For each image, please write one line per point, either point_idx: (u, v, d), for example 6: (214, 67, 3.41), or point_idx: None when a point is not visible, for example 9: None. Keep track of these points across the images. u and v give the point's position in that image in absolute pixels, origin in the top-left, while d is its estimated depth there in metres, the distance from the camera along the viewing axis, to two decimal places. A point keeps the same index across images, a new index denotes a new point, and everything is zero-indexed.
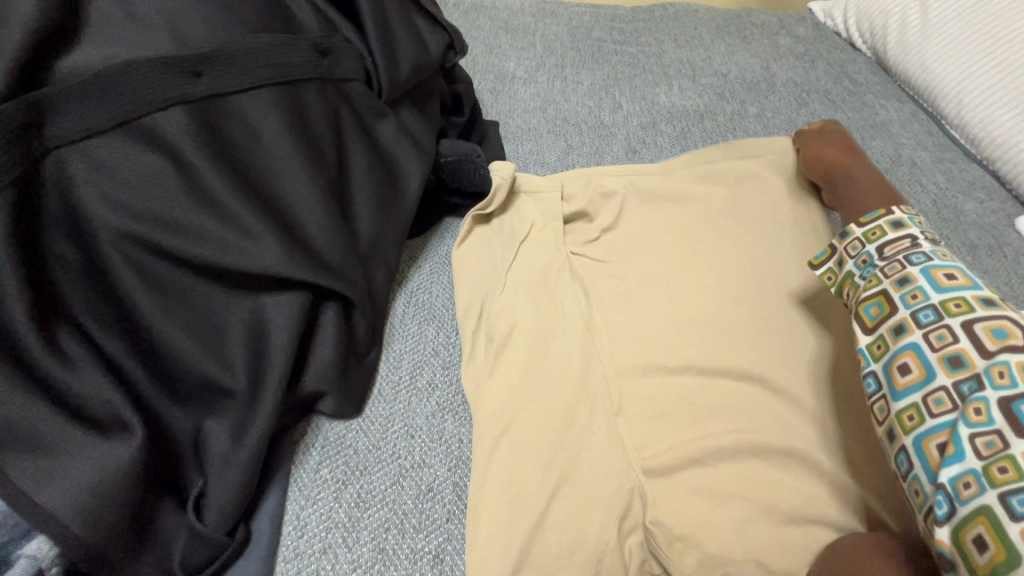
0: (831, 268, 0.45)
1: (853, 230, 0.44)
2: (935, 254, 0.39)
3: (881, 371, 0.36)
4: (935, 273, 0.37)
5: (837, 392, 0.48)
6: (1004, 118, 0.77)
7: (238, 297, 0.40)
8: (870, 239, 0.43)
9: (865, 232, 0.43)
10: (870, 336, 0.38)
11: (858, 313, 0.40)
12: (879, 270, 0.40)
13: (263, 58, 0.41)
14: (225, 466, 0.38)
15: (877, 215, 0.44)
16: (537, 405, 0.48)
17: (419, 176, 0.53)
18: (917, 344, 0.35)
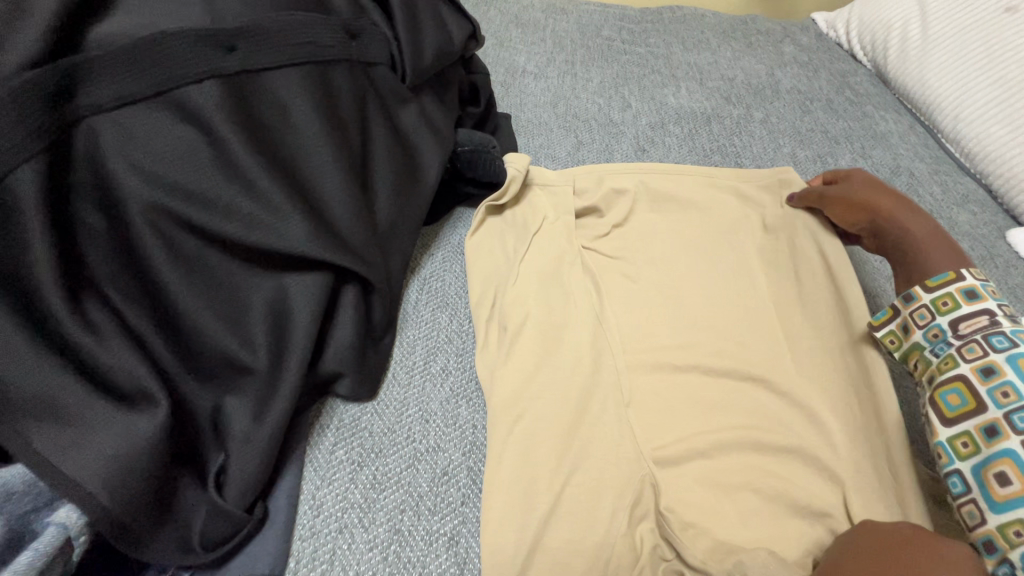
0: (892, 331, 0.46)
1: (919, 295, 0.44)
2: (1015, 336, 0.39)
3: (970, 471, 0.37)
4: (1022, 364, 0.37)
5: (840, 390, 0.50)
6: (998, 134, 0.80)
7: (262, 275, 0.40)
8: (941, 312, 0.43)
9: (935, 300, 0.43)
10: (952, 429, 0.39)
11: (934, 398, 0.41)
12: (956, 351, 0.41)
13: (294, 35, 0.41)
14: (246, 443, 0.37)
15: (945, 279, 0.44)
16: (550, 394, 0.48)
17: (438, 163, 0.54)
18: (1012, 450, 0.35)
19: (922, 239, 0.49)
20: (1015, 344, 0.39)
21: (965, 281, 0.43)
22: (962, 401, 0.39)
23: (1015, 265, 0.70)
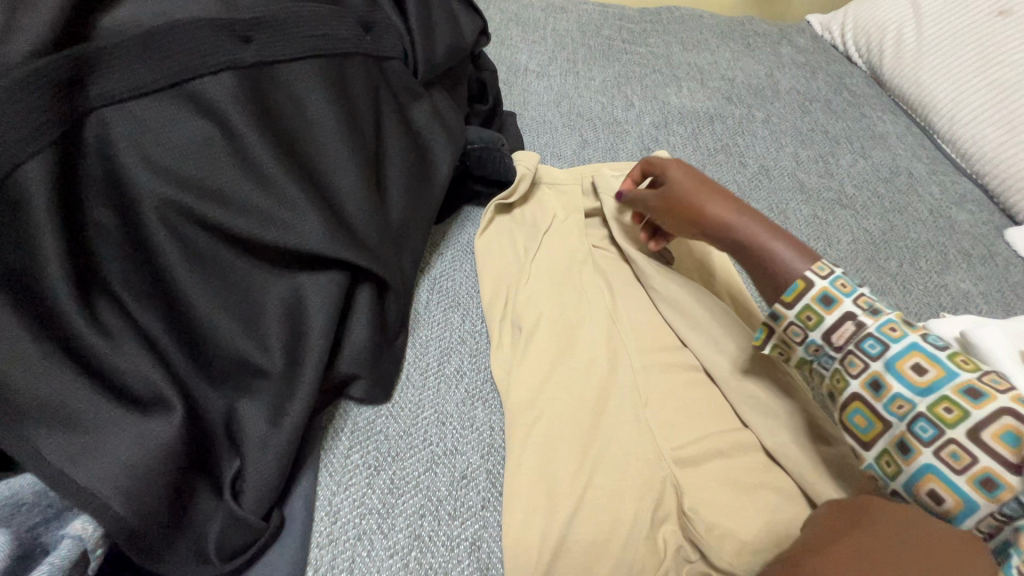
0: (776, 345, 0.43)
1: (784, 312, 0.41)
2: (885, 336, 0.38)
3: (905, 493, 0.36)
4: (906, 371, 0.37)
5: None
6: (993, 134, 0.81)
7: (277, 275, 0.39)
8: (809, 324, 0.40)
9: (798, 314, 0.40)
10: (874, 450, 0.38)
11: (844, 421, 0.39)
12: (843, 366, 0.39)
13: (310, 27, 0.39)
14: (263, 450, 0.36)
15: (799, 291, 0.40)
16: (567, 394, 0.48)
17: (450, 160, 0.53)
18: (933, 465, 0.35)
19: (759, 236, 0.45)
20: (891, 347, 0.37)
21: (818, 285, 0.40)
22: (869, 422, 0.38)
23: (1014, 264, 0.71)
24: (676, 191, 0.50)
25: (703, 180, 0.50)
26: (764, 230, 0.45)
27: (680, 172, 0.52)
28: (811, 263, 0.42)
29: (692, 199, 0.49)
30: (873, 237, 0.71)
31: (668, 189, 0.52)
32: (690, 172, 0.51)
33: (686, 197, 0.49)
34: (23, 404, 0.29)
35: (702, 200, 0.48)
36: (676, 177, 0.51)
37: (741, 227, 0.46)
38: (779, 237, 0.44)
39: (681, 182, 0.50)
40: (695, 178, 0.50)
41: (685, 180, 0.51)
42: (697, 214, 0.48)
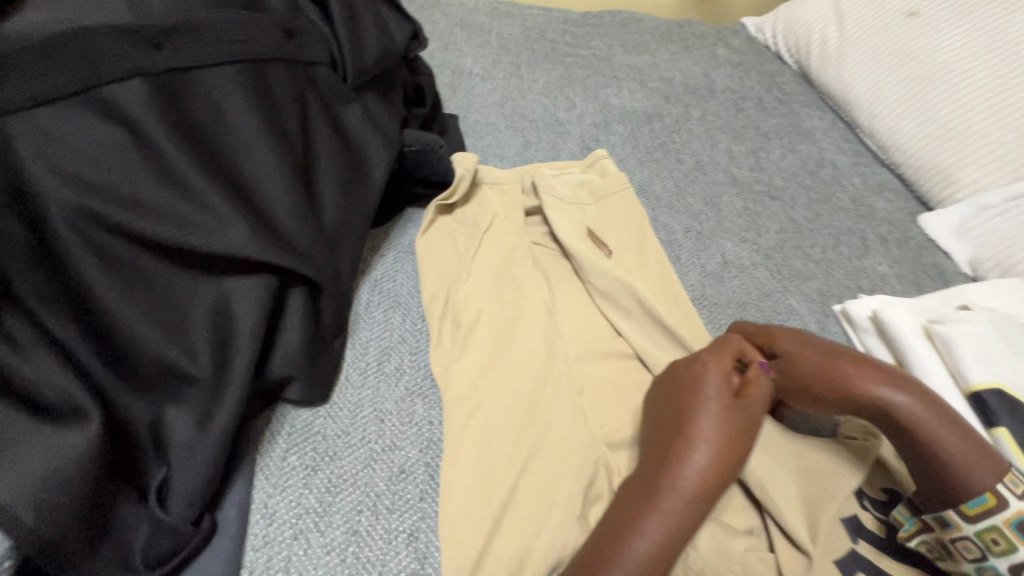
0: (926, 541, 0.42)
1: (961, 523, 0.39)
2: None
3: None
4: None
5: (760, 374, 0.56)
6: (908, 127, 0.87)
7: (202, 281, 0.39)
8: (993, 548, 0.39)
9: (982, 531, 0.39)
10: None
11: None
12: None
13: (228, 34, 0.40)
14: (190, 453, 0.36)
15: (987, 506, 0.39)
16: (505, 386, 0.49)
17: (385, 163, 0.53)
18: None
19: (946, 430, 0.41)
20: None
21: (1013, 506, 0.38)
22: None
23: (926, 247, 0.76)
24: (808, 366, 0.45)
25: (846, 357, 0.45)
26: (943, 424, 0.41)
27: (801, 346, 0.47)
28: (1000, 476, 0.39)
29: (842, 382, 0.44)
30: (799, 226, 0.75)
31: (795, 363, 0.46)
32: (813, 342, 0.47)
33: (827, 378, 0.44)
34: None
35: (838, 381, 0.44)
36: (811, 350, 0.46)
37: (910, 416, 0.42)
38: (958, 435, 0.41)
39: (815, 358, 0.45)
40: (832, 353, 0.45)
41: (814, 353, 0.46)
42: (846, 398, 0.44)
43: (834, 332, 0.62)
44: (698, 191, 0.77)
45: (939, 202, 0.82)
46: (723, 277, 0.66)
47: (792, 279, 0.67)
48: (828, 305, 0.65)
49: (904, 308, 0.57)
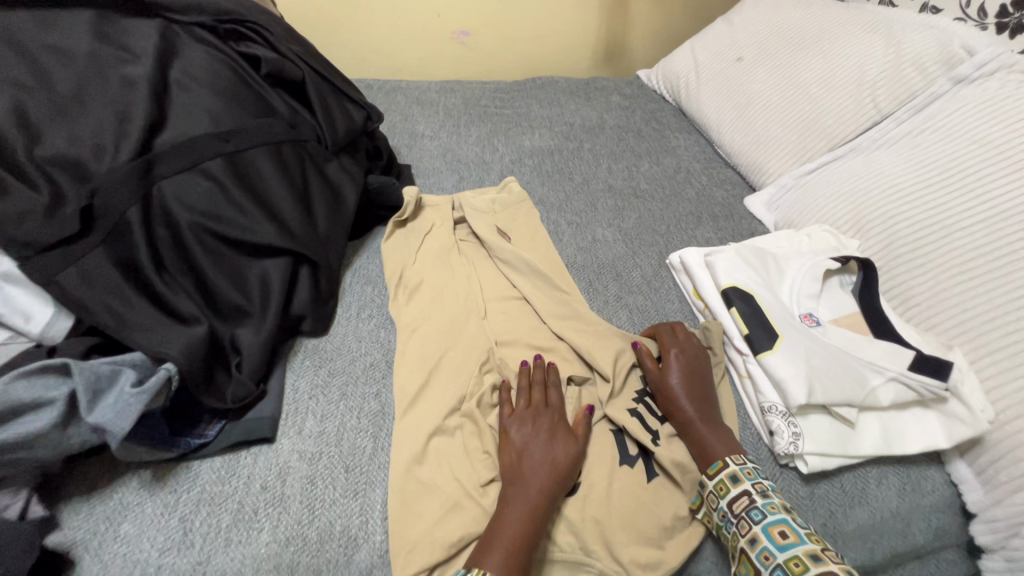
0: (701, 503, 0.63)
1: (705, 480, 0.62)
2: (765, 509, 0.57)
3: None
4: (771, 534, 0.56)
5: (605, 303, 0.86)
6: (738, 138, 1.20)
7: (252, 260, 0.71)
8: (721, 493, 0.60)
9: (715, 484, 0.61)
10: None
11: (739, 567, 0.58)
12: (737, 529, 0.57)
13: (258, 131, 0.74)
14: (251, 348, 0.67)
15: (719, 467, 0.62)
16: (435, 318, 0.80)
17: (355, 193, 0.87)
18: None
19: (713, 433, 0.66)
20: (766, 517, 0.57)
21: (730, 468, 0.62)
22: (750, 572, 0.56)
23: (745, 218, 1.07)
24: (668, 380, 0.70)
25: (694, 386, 0.70)
26: (711, 431, 0.66)
27: (677, 367, 0.71)
28: (730, 455, 0.64)
29: (679, 394, 0.69)
30: (653, 213, 1.06)
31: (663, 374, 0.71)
32: (688, 367, 0.71)
33: (673, 391, 0.69)
34: (127, 314, 0.59)
35: (675, 394, 0.69)
36: (679, 373, 0.70)
37: (697, 421, 0.67)
38: (718, 439, 0.65)
39: (677, 378, 0.70)
40: (688, 378, 0.70)
41: (678, 374, 0.70)
42: (674, 400, 0.69)
43: (664, 275, 0.92)
44: (582, 197, 1.10)
45: (760, 186, 1.13)
46: (591, 249, 0.97)
47: (641, 246, 0.98)
48: (664, 259, 0.96)
49: (693, 250, 0.87)
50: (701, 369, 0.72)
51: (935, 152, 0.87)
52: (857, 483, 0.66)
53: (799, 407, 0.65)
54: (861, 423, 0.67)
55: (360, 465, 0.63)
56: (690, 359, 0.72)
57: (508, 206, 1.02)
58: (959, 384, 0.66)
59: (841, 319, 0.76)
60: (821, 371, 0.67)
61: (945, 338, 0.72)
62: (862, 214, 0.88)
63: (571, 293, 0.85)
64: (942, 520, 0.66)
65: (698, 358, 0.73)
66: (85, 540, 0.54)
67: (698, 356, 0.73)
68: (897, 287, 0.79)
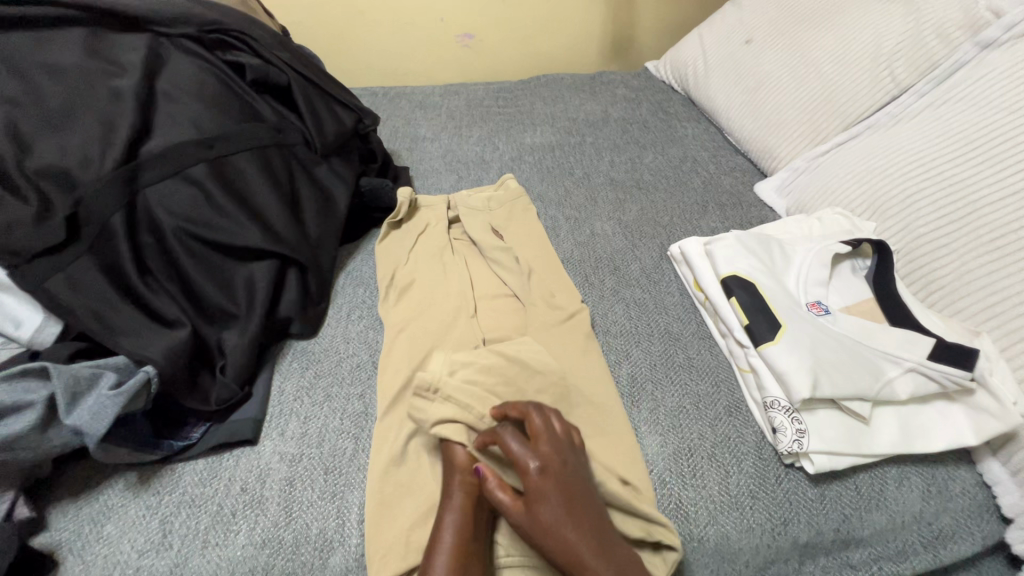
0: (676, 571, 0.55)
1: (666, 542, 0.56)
2: None
3: None
4: None
5: (600, 297, 0.83)
6: (747, 123, 1.14)
7: (238, 264, 0.72)
8: None
9: None
10: None
11: None
12: None
13: (244, 137, 0.76)
14: (236, 350, 0.67)
15: None
16: (423, 317, 0.79)
17: (346, 195, 0.87)
18: None
19: None
20: None
21: None
22: None
23: (755, 205, 1.01)
24: (541, 515, 0.51)
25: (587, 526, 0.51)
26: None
27: (552, 503, 0.51)
28: None
29: (575, 536, 0.50)
30: (656, 205, 1.02)
31: (529, 504, 0.51)
32: (552, 503, 0.51)
33: (557, 533, 0.50)
34: (112, 319, 0.61)
35: (563, 533, 0.50)
36: (548, 507, 0.51)
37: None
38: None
39: (553, 512, 0.50)
40: (576, 520, 0.51)
41: (552, 502, 0.51)
42: (569, 549, 0.50)
43: (665, 267, 0.88)
44: (582, 191, 1.07)
45: (772, 171, 1.07)
46: (589, 243, 0.94)
47: (641, 239, 0.94)
48: (665, 252, 0.92)
49: (693, 239, 0.82)
50: (582, 494, 0.52)
51: (959, 122, 0.80)
52: (873, 485, 0.60)
53: (803, 401, 0.60)
54: (876, 419, 0.61)
55: (340, 467, 0.62)
56: (561, 495, 0.51)
57: (503, 200, 1.00)
58: (986, 374, 0.60)
59: (853, 307, 0.70)
60: (828, 361, 0.62)
61: (972, 324, 0.66)
62: (878, 194, 0.82)
63: (563, 288, 0.82)
64: (974, 525, 0.59)
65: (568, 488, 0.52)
66: (70, 540, 0.55)
67: (561, 496, 0.51)
68: (918, 270, 0.73)
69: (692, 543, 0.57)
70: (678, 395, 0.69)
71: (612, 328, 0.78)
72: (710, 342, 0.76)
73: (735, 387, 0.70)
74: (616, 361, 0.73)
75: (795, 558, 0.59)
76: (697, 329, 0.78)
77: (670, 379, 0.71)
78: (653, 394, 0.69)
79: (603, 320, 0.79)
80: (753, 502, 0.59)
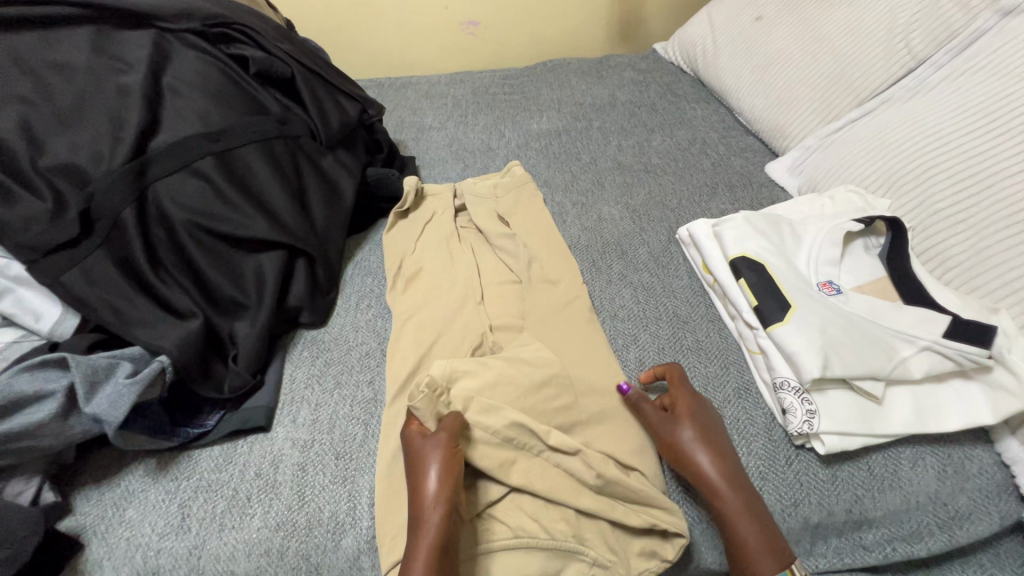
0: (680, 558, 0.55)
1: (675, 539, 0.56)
2: None
3: None
4: None
5: (607, 281, 0.83)
6: (757, 102, 1.12)
7: (248, 255, 0.73)
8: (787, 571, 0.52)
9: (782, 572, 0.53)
10: None
11: None
12: None
13: (249, 130, 0.76)
14: (246, 339, 0.68)
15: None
16: (430, 305, 0.79)
17: (351, 186, 0.88)
18: None
19: (758, 527, 0.53)
20: None
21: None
22: None
23: (765, 186, 0.99)
24: (681, 431, 0.59)
25: (713, 447, 0.58)
26: (752, 521, 0.53)
27: (689, 417, 0.60)
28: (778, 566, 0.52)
29: (701, 452, 0.57)
30: (665, 188, 1.01)
31: (673, 422, 0.60)
32: (694, 418, 0.60)
33: (690, 450, 0.58)
34: (127, 311, 0.62)
35: (696, 454, 0.57)
36: (688, 424, 0.59)
37: (734, 498, 0.54)
38: (759, 530, 0.53)
39: (694, 432, 0.58)
40: (704, 437, 0.58)
41: (692, 423, 0.59)
42: (694, 463, 0.57)
43: (674, 251, 0.87)
44: (588, 177, 1.06)
45: (784, 151, 1.05)
46: (596, 228, 0.93)
47: (648, 222, 0.93)
48: (674, 235, 0.90)
49: (700, 221, 0.81)
50: (716, 426, 0.60)
51: (977, 92, 0.77)
52: (887, 466, 0.59)
53: (813, 381, 0.59)
54: (889, 400, 0.60)
55: (351, 452, 0.63)
56: (699, 411, 0.61)
57: (509, 186, 0.99)
58: (1004, 350, 0.58)
59: (866, 286, 0.69)
60: (839, 341, 0.61)
61: (990, 301, 0.64)
62: (892, 171, 0.80)
63: (570, 274, 0.81)
64: (993, 506, 0.58)
65: (702, 409, 0.61)
66: (93, 524, 0.57)
67: (700, 416, 0.60)
68: (933, 247, 0.71)
69: (699, 525, 0.59)
70: None
71: (619, 312, 0.77)
72: (719, 324, 0.75)
73: (744, 369, 0.69)
74: (623, 345, 0.73)
75: (806, 539, 0.59)
76: (706, 311, 0.77)
77: (677, 361, 0.70)
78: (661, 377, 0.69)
79: (610, 304, 0.79)
80: (763, 484, 0.59)
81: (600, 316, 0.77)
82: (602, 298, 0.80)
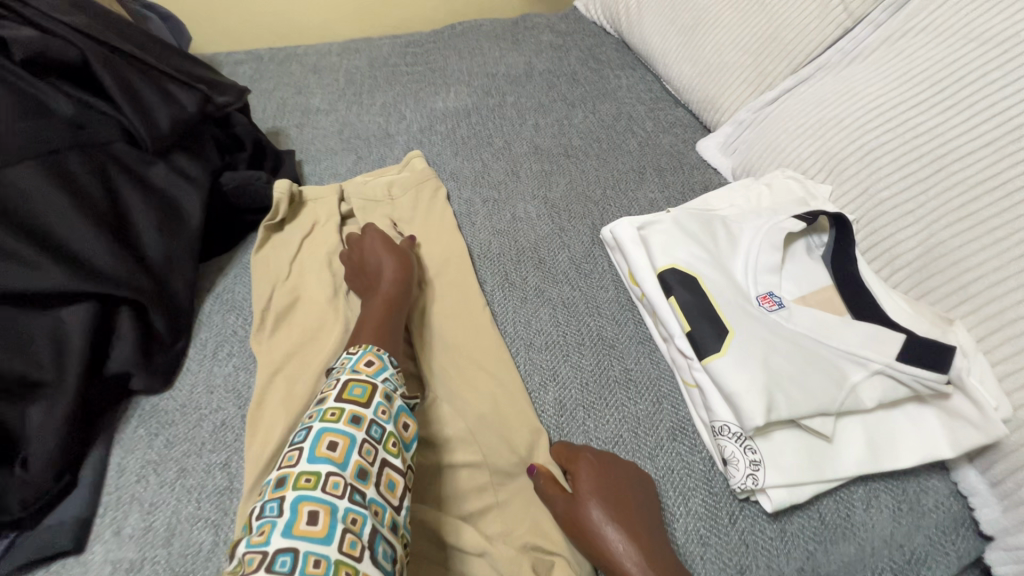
0: None
1: None
2: None
3: None
4: None
5: (522, 300, 0.70)
6: (686, 69, 0.99)
7: (39, 315, 0.55)
8: None
9: None
10: None
11: None
12: None
13: (26, 140, 0.57)
14: (43, 432, 0.51)
15: None
16: (305, 352, 0.64)
17: (197, 203, 0.70)
18: None
19: None
20: None
21: None
22: None
23: (698, 168, 0.88)
24: (587, 511, 0.49)
25: (628, 525, 0.47)
26: None
27: (595, 490, 0.49)
28: None
29: (615, 536, 0.47)
30: (587, 175, 0.88)
31: (577, 499, 0.50)
32: (603, 489, 0.50)
33: (600, 532, 0.47)
34: None
35: (610, 540, 0.47)
36: (595, 499, 0.49)
37: None
38: None
39: (601, 509, 0.48)
40: (615, 513, 0.48)
41: (599, 498, 0.49)
42: (607, 549, 0.47)
43: (598, 255, 0.75)
44: (501, 165, 0.91)
45: (716, 125, 0.94)
46: (510, 230, 0.79)
47: (570, 220, 0.80)
48: (597, 233, 0.78)
49: (625, 221, 0.69)
50: (627, 492, 0.50)
51: (920, 58, 0.67)
52: (838, 510, 0.51)
53: (757, 428, 0.49)
54: (840, 435, 0.52)
55: (194, 572, 0.49)
56: (609, 480, 0.50)
57: (406, 188, 0.83)
58: (965, 373, 0.50)
59: (810, 296, 0.59)
60: (784, 373, 0.52)
61: (943, 307, 0.56)
62: (833, 151, 0.70)
63: (477, 300, 0.68)
64: (950, 544, 0.52)
65: (613, 478, 0.51)
66: None
67: (610, 485, 0.50)
68: (880, 243, 0.63)
69: None
70: (613, 423, 0.58)
71: (536, 339, 0.65)
72: (649, 346, 0.64)
73: (680, 403, 0.59)
74: (540, 385, 0.61)
75: None
76: (634, 331, 0.66)
77: (603, 401, 0.59)
78: (585, 424, 0.58)
79: (526, 331, 0.66)
80: (704, 552, 0.49)
81: (514, 349, 0.64)
82: (516, 323, 0.67)
